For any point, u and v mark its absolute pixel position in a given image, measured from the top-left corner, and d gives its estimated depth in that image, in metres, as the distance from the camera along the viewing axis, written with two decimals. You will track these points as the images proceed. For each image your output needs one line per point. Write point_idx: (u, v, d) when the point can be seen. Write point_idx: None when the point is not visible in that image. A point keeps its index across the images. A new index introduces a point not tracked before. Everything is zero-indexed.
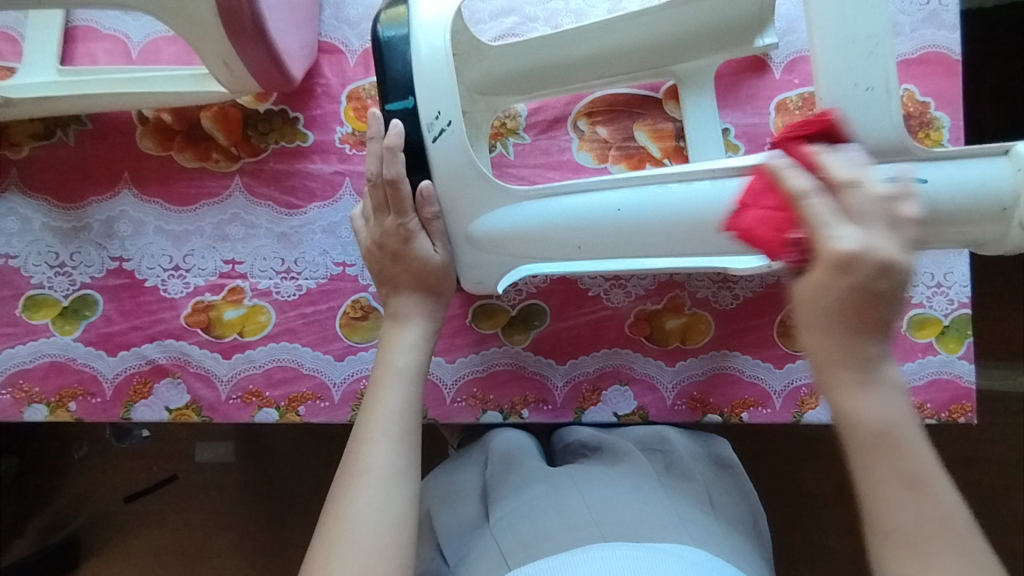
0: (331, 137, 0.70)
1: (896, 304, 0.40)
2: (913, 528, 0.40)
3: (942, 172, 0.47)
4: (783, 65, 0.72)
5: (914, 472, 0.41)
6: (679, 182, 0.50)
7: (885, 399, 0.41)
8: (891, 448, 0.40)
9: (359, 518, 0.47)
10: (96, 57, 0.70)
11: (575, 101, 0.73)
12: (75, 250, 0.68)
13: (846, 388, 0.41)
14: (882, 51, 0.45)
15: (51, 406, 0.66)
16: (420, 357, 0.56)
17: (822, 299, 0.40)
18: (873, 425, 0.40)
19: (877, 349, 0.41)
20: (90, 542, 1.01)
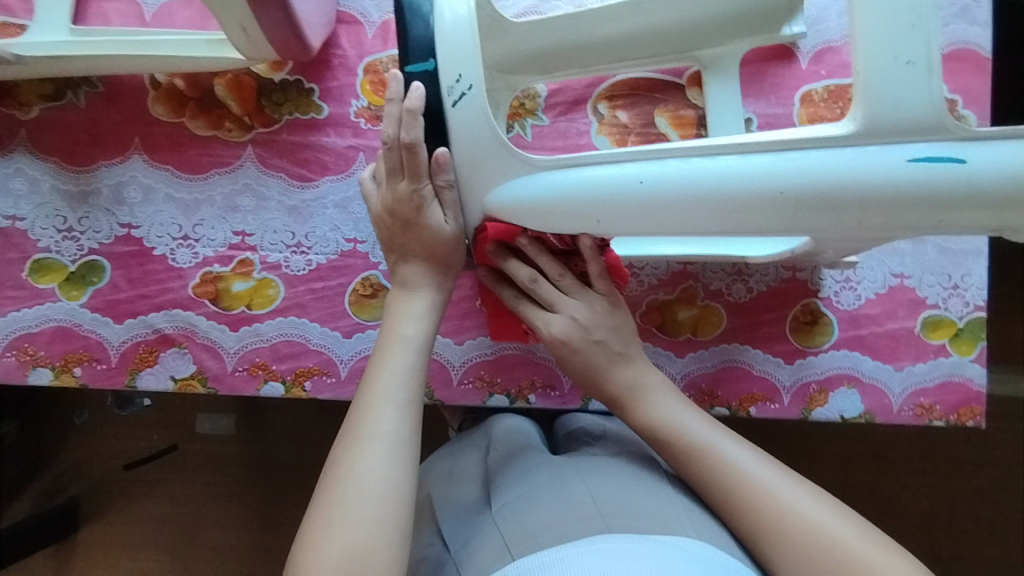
0: (346, 110, 0.68)
1: (606, 341, 0.59)
2: (727, 487, 0.52)
3: (985, 153, 0.44)
4: (810, 55, 0.70)
5: (698, 449, 0.54)
6: (702, 158, 0.48)
7: (655, 405, 0.57)
8: (674, 438, 0.56)
9: (361, 483, 0.46)
10: (108, 18, 0.69)
11: (596, 83, 0.71)
12: (83, 215, 0.67)
13: (624, 412, 0.58)
14: (926, 24, 0.44)
15: (57, 371, 0.66)
16: (426, 327, 0.56)
17: (564, 354, 0.59)
18: (657, 427, 0.56)
19: (627, 375, 0.59)
20: (88, 508, 1.02)
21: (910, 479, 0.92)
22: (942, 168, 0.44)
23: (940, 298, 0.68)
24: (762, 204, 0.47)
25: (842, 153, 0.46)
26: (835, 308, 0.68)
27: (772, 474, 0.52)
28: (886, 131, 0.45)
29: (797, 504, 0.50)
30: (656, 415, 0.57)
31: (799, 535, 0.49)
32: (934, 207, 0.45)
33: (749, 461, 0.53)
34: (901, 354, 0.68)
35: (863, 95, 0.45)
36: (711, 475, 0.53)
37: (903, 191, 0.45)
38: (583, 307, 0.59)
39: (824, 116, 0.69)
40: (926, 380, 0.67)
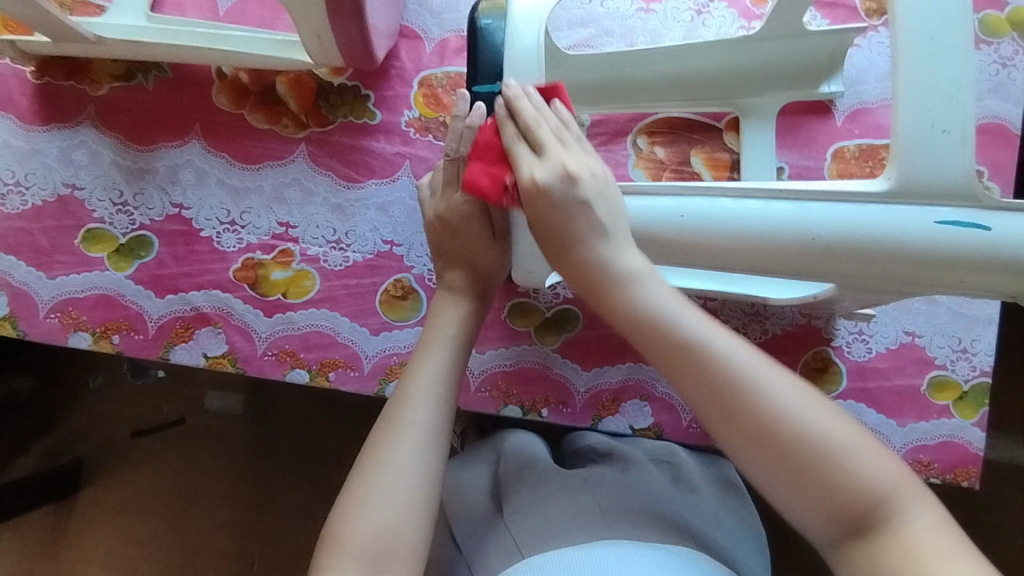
0: (398, 118, 0.72)
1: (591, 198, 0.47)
2: (719, 395, 0.41)
3: (1012, 222, 0.44)
4: (846, 113, 0.73)
5: (687, 351, 0.42)
6: (741, 198, 0.47)
7: (641, 290, 0.45)
8: (663, 334, 0.43)
9: (395, 467, 0.48)
10: (184, 8, 0.72)
11: (636, 119, 0.74)
12: (138, 191, 0.70)
13: (603, 297, 0.45)
14: (961, 97, 0.45)
15: (96, 336, 0.69)
16: (466, 326, 0.57)
17: (538, 206, 0.47)
18: (642, 316, 0.44)
19: (609, 250, 0.46)
20: (94, 471, 1.04)
21: None
22: (968, 233, 0.44)
23: (948, 360, 0.70)
24: (791, 250, 0.46)
25: (871, 208, 0.45)
26: (845, 358, 0.71)
27: (778, 378, 0.41)
28: (919, 192, 0.45)
29: (812, 423, 0.40)
30: (642, 299, 0.44)
31: (801, 449, 0.39)
32: (960, 270, 0.44)
33: (749, 362, 0.41)
34: (906, 410, 0.70)
35: (897, 157, 0.45)
36: (708, 383, 0.41)
37: (931, 252, 0.44)
38: (582, 160, 0.48)
39: (853, 173, 0.72)
40: (926, 438, 0.69)
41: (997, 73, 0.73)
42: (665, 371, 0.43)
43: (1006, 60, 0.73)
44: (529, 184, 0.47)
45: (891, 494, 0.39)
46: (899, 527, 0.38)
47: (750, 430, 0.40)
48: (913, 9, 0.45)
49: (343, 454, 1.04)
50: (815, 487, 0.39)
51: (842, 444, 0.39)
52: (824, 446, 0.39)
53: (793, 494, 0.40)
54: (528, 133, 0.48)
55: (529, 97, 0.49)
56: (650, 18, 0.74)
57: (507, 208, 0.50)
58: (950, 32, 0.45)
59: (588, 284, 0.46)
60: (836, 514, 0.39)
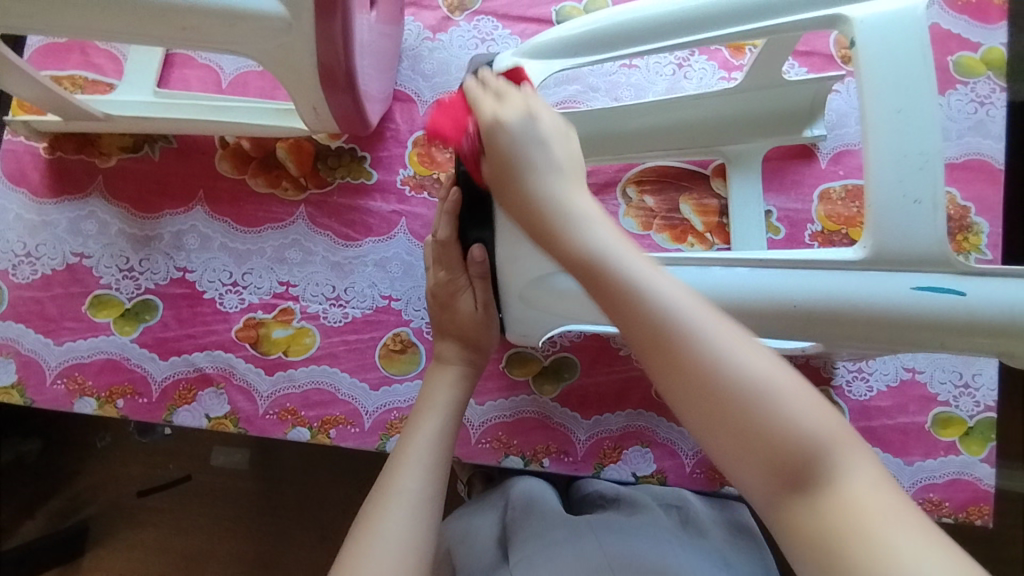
0: (393, 177, 0.74)
1: (540, 151, 0.47)
2: (658, 328, 0.37)
3: (984, 285, 0.45)
4: (829, 156, 0.75)
5: (623, 287, 0.39)
6: (722, 267, 0.49)
7: (578, 233, 0.43)
8: (605, 276, 0.40)
9: (387, 537, 0.47)
10: (189, 83, 0.76)
11: (625, 168, 0.76)
12: (144, 257, 0.73)
13: (552, 232, 0.44)
14: (930, 160, 0.46)
15: (101, 401, 0.70)
16: (460, 391, 0.58)
17: (496, 136, 0.48)
18: (582, 255, 0.42)
19: (560, 191, 0.46)
20: (100, 533, 1.03)
21: None
22: (942, 297, 0.45)
23: (951, 397, 0.70)
24: (774, 314, 0.48)
25: (847, 277, 0.46)
26: (847, 398, 0.70)
27: (712, 317, 0.37)
28: (894, 257, 0.46)
29: (755, 365, 0.35)
30: (584, 239, 0.42)
31: (742, 393, 0.35)
32: (937, 330, 0.46)
33: (691, 305, 0.38)
34: (912, 449, 0.69)
35: (872, 225, 0.46)
36: (638, 320, 0.38)
37: (908, 315, 0.46)
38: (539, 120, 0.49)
39: (841, 214, 0.73)
40: (935, 476, 0.68)
41: (974, 112, 0.75)
42: (598, 300, 0.41)
43: (983, 98, 0.75)
44: (489, 123, 0.49)
45: (828, 443, 0.34)
46: (841, 489, 0.33)
47: (679, 374, 0.36)
48: (878, 74, 0.47)
49: (348, 508, 1.03)
50: (745, 431, 0.34)
51: (781, 389, 0.35)
52: (755, 389, 0.35)
53: (725, 438, 0.35)
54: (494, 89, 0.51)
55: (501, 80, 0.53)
56: (633, 73, 0.77)
57: (462, 152, 0.53)
58: (917, 96, 0.47)
59: (538, 227, 0.45)
60: (761, 454, 0.34)
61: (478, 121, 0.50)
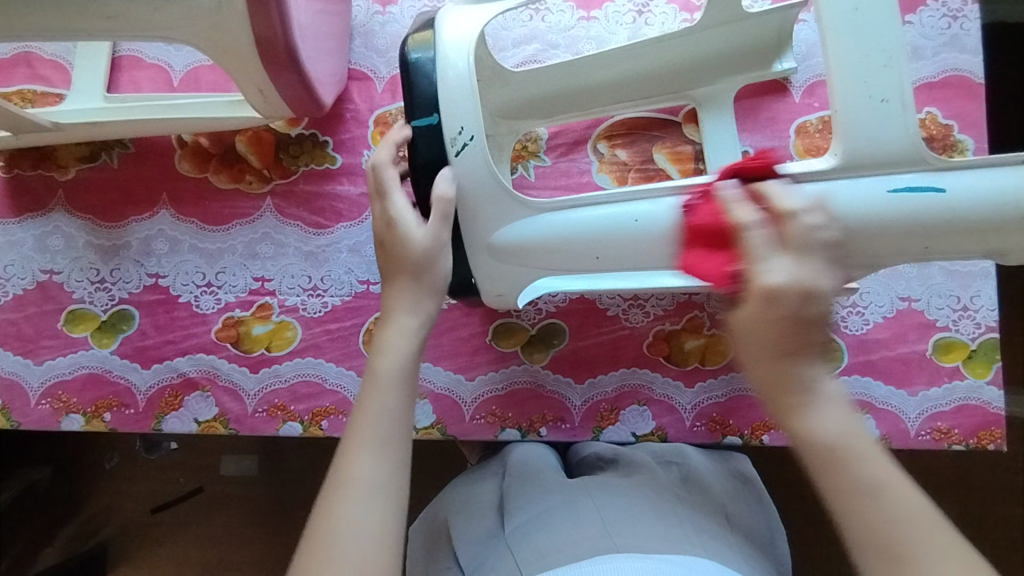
0: (358, 159, 0.72)
1: (825, 328, 0.43)
2: (889, 541, 0.40)
3: (962, 179, 0.45)
4: (803, 89, 0.72)
5: (869, 489, 0.42)
6: (692, 197, 0.50)
7: (819, 417, 0.43)
8: (849, 474, 0.42)
9: (340, 535, 0.45)
10: (140, 85, 0.74)
11: (595, 124, 0.74)
12: (114, 267, 0.71)
13: (795, 411, 0.43)
14: (894, 63, 0.45)
15: (87, 416, 0.69)
16: (415, 341, 0.53)
17: (761, 322, 0.42)
18: (825, 445, 0.43)
19: (817, 372, 0.44)
20: (119, 552, 1.04)
21: (948, 509, 0.87)
22: (922, 197, 0.45)
23: (950, 321, 0.68)
24: None
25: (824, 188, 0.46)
26: (843, 334, 0.68)
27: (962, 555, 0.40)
28: (869, 161, 0.46)
29: None
30: (822, 427, 0.43)
31: None
32: (920, 235, 0.46)
33: (920, 512, 0.41)
34: (915, 378, 0.67)
35: (842, 132, 0.46)
36: (879, 529, 0.41)
37: (888, 220, 0.46)
38: (797, 271, 0.42)
39: (819, 146, 0.71)
40: (942, 404, 0.66)
41: (948, 26, 0.72)
42: (825, 482, 0.43)
43: (955, 13, 0.72)
44: (766, 291, 0.42)
45: None
46: None
47: None
48: None
49: None
50: None
51: None
52: None
53: None
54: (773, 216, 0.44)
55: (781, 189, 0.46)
56: (592, 25, 0.74)
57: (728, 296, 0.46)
58: (873, 4, 0.45)
59: (781, 397, 0.44)
60: None
61: (753, 279, 0.43)
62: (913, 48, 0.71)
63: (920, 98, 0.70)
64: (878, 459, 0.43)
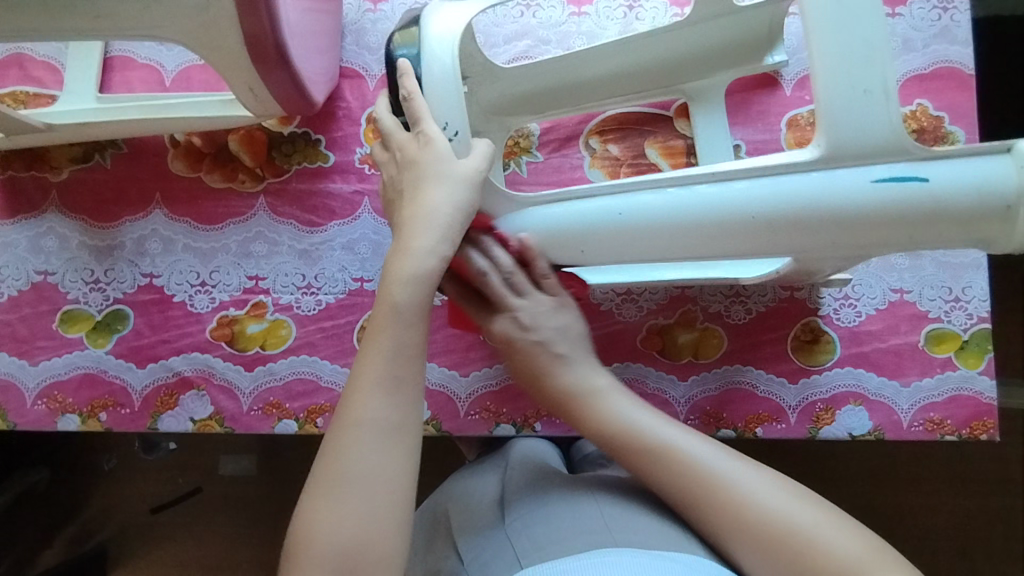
0: (351, 157, 0.73)
1: (546, 343, 0.57)
2: (679, 481, 0.50)
3: (945, 168, 0.44)
4: (794, 82, 0.73)
5: (648, 452, 0.51)
6: (678, 187, 0.49)
7: (601, 410, 0.54)
8: (631, 443, 0.52)
9: (349, 478, 0.45)
10: (132, 85, 0.74)
11: (586, 120, 0.74)
12: (108, 267, 0.71)
13: (580, 412, 0.55)
14: (877, 53, 0.45)
15: (83, 416, 0.69)
16: (435, 268, 0.50)
17: (512, 350, 0.58)
18: (609, 431, 0.53)
19: (575, 376, 0.56)
20: (119, 553, 1.04)
21: (943, 500, 0.88)
22: (902, 188, 0.45)
23: (942, 312, 0.68)
24: (736, 230, 0.48)
25: (807, 179, 0.46)
26: (836, 326, 0.69)
27: (734, 463, 0.49)
28: (851, 153, 0.45)
29: (769, 498, 0.47)
30: (607, 416, 0.54)
31: (772, 528, 0.46)
32: (903, 225, 0.45)
33: (701, 453, 0.50)
34: (907, 369, 0.67)
35: (824, 123, 0.46)
36: (669, 476, 0.50)
37: (867, 211, 0.45)
38: (537, 305, 0.57)
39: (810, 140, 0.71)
40: (934, 395, 0.67)
41: (938, 18, 0.72)
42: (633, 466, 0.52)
43: (946, 4, 0.72)
44: (501, 336, 0.58)
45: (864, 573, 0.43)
46: None
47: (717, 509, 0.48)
48: None
49: None
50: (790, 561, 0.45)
51: (806, 516, 0.46)
52: (775, 521, 0.46)
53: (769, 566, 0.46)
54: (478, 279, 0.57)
55: (484, 246, 0.56)
56: (583, 21, 0.74)
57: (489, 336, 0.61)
58: None
59: (567, 408, 0.56)
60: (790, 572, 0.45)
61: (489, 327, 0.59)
62: (903, 40, 0.72)
63: (910, 91, 0.71)
64: (651, 420, 0.53)
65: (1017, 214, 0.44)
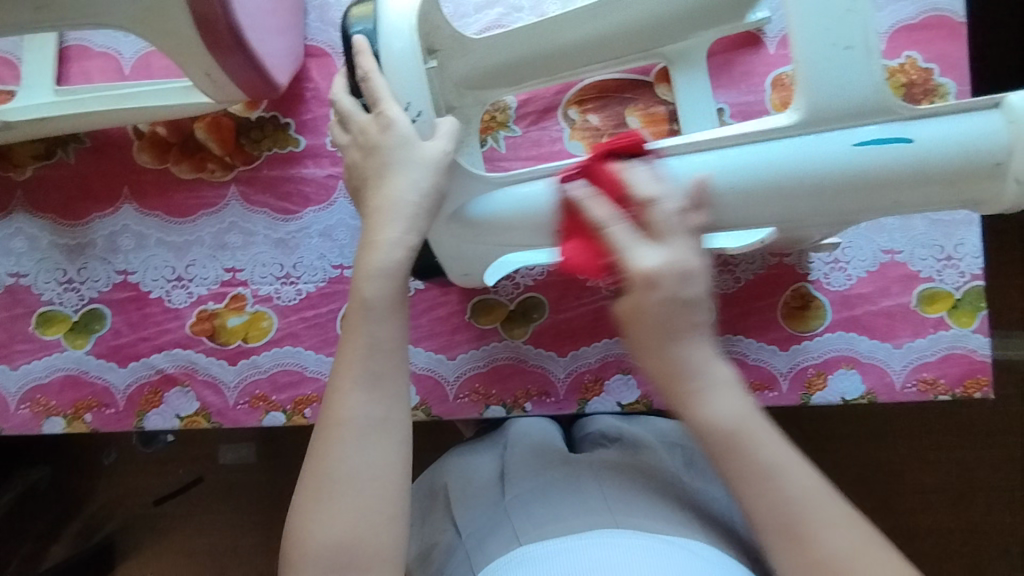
0: (322, 140, 0.70)
1: (698, 307, 0.44)
2: (780, 521, 0.44)
3: (932, 127, 0.43)
4: (777, 40, 0.70)
5: (768, 470, 0.44)
6: (648, 160, 0.49)
7: (723, 401, 0.45)
8: (746, 453, 0.45)
9: (334, 477, 0.44)
10: (90, 75, 0.71)
11: (564, 90, 0.72)
12: (81, 266, 0.70)
13: (695, 398, 0.45)
14: (859, 6, 0.43)
15: (68, 419, 0.68)
16: (403, 260, 0.48)
17: (646, 316, 0.44)
18: (725, 428, 0.45)
19: (703, 352, 0.45)
20: (125, 545, 1.05)
21: (939, 455, 0.88)
22: (888, 148, 0.44)
23: (934, 271, 0.67)
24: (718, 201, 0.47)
25: (789, 143, 0.45)
26: (828, 291, 0.67)
27: (849, 529, 0.43)
28: (830, 115, 0.44)
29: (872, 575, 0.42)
30: (720, 416, 0.45)
31: None
32: (890, 188, 0.44)
33: (805, 489, 0.44)
34: (899, 331, 0.66)
35: (803, 85, 0.44)
36: (778, 504, 0.44)
37: (855, 174, 0.44)
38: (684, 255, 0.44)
39: None
40: (927, 354, 0.66)
41: None
42: (716, 461, 0.46)
43: None
44: (643, 280, 0.43)
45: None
46: None
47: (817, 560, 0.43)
48: None
49: None
50: None
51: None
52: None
53: None
54: (635, 209, 0.45)
55: (639, 170, 0.46)
56: None
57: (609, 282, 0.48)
58: None
59: (676, 385, 0.45)
60: None
61: (628, 268, 0.44)
62: None
63: (898, 43, 0.68)
64: (773, 443, 0.45)
65: (1006, 170, 0.43)
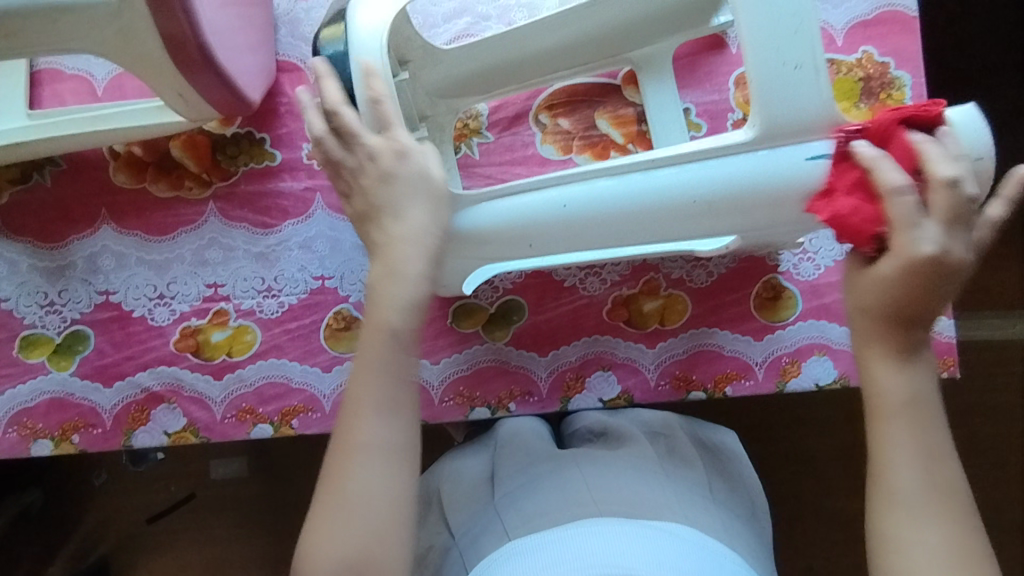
0: (298, 154, 0.71)
1: (948, 290, 0.42)
2: (904, 502, 0.44)
3: None
4: (738, 39, 0.72)
5: (923, 450, 0.44)
6: (608, 177, 0.51)
7: (914, 377, 0.44)
8: (908, 427, 0.44)
9: (349, 496, 0.46)
10: (63, 98, 0.72)
11: (535, 95, 0.73)
12: (62, 288, 0.70)
13: (880, 359, 0.45)
14: (805, 27, 0.45)
15: (56, 440, 0.68)
16: (426, 295, 0.49)
17: (886, 290, 0.43)
18: (892, 399, 0.44)
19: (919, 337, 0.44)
20: (120, 564, 1.05)
21: None
22: None
23: None
24: (680, 211, 0.50)
25: (745, 159, 0.48)
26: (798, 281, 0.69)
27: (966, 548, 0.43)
28: (783, 131, 0.47)
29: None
30: (893, 384, 0.44)
31: None
32: None
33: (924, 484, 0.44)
34: None
35: (758, 103, 0.46)
36: (918, 485, 0.44)
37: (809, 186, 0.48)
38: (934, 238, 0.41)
39: None
40: None
41: None
42: (873, 417, 0.45)
43: None
44: (927, 258, 0.41)
45: None
46: None
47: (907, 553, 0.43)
48: None
49: None
50: None
51: None
52: None
53: None
54: (925, 185, 0.42)
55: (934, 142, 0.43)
56: None
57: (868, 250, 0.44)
58: None
59: (874, 339, 0.45)
60: None
61: (905, 243, 0.41)
62: None
63: (854, 39, 0.70)
64: (932, 434, 0.45)
65: None
